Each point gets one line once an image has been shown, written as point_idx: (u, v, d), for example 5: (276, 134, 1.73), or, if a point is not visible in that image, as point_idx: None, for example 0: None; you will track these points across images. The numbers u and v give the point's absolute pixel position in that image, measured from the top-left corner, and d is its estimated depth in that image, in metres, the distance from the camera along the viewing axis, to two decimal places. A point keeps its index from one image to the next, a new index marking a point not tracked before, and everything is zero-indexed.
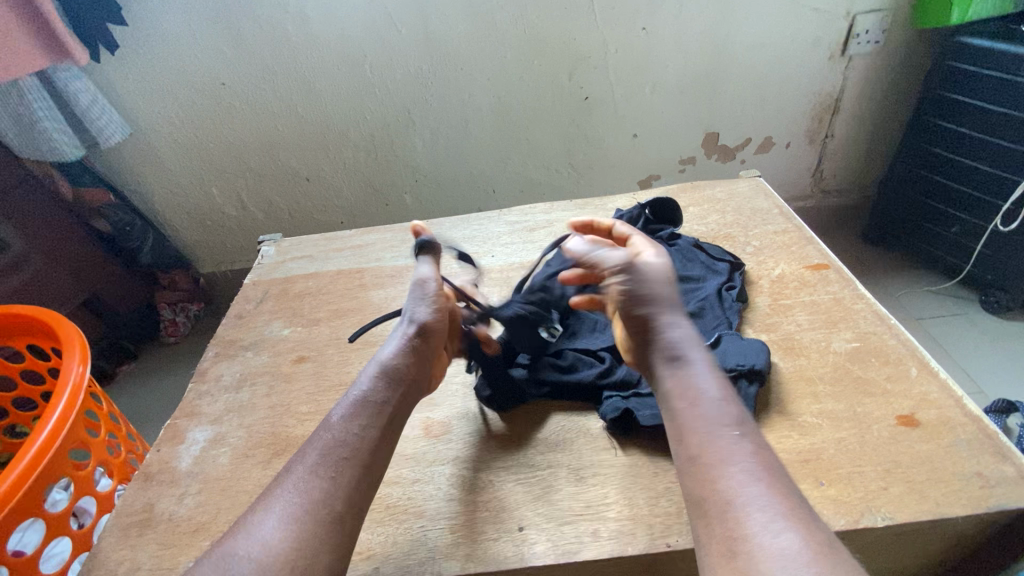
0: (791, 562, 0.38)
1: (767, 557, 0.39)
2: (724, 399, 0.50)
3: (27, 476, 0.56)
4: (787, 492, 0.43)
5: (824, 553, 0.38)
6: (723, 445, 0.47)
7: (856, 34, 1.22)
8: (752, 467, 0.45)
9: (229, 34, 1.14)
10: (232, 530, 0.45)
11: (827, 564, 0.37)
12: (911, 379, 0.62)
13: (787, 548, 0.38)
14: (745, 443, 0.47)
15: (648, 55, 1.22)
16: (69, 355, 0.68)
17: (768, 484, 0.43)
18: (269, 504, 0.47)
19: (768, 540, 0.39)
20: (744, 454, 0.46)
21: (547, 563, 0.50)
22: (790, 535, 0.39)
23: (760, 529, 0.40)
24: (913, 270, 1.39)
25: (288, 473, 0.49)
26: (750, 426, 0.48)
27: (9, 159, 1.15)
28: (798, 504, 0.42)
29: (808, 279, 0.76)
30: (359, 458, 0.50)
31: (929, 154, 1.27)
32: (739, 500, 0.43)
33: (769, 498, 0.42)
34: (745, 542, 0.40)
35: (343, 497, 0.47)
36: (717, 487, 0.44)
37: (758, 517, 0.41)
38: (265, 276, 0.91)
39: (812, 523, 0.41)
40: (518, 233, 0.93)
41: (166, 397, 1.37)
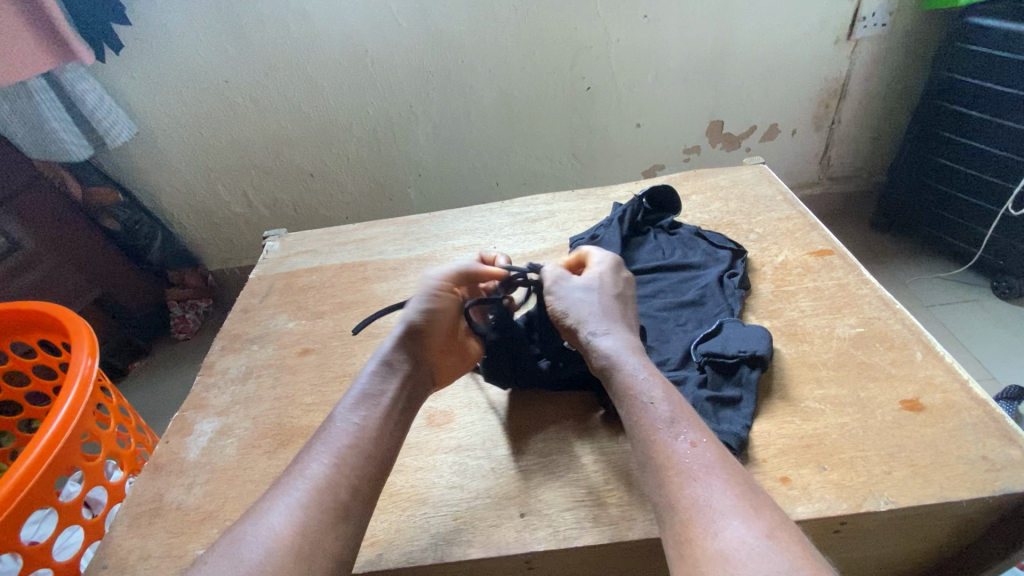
0: (742, 557, 0.38)
1: (719, 554, 0.39)
2: (664, 399, 0.49)
3: (39, 465, 0.57)
4: (738, 484, 0.43)
5: (766, 544, 0.39)
6: (661, 446, 0.46)
7: (863, 17, 1.20)
8: (691, 463, 0.45)
9: (231, 31, 1.14)
10: (244, 518, 0.46)
11: (770, 557, 0.38)
12: (916, 363, 0.62)
13: (738, 542, 0.39)
14: (682, 439, 0.46)
15: (650, 43, 1.21)
16: (78, 349, 0.69)
17: (709, 481, 0.43)
18: (272, 492, 0.48)
19: (713, 542, 0.40)
20: (676, 449, 0.46)
21: (548, 548, 0.50)
22: (733, 533, 0.40)
23: (701, 532, 0.41)
24: (924, 257, 1.37)
25: (292, 463, 0.50)
26: (686, 418, 0.48)
27: (17, 160, 1.17)
28: (738, 493, 0.43)
29: (811, 265, 0.76)
30: (366, 450, 0.51)
31: (940, 138, 1.25)
32: (684, 504, 0.43)
33: (711, 494, 0.43)
34: (693, 546, 0.40)
35: (347, 484, 0.48)
36: (664, 492, 0.45)
37: (701, 520, 0.41)
38: (270, 271, 0.92)
39: (755, 513, 0.41)
40: (520, 224, 0.93)
41: (178, 392, 1.39)
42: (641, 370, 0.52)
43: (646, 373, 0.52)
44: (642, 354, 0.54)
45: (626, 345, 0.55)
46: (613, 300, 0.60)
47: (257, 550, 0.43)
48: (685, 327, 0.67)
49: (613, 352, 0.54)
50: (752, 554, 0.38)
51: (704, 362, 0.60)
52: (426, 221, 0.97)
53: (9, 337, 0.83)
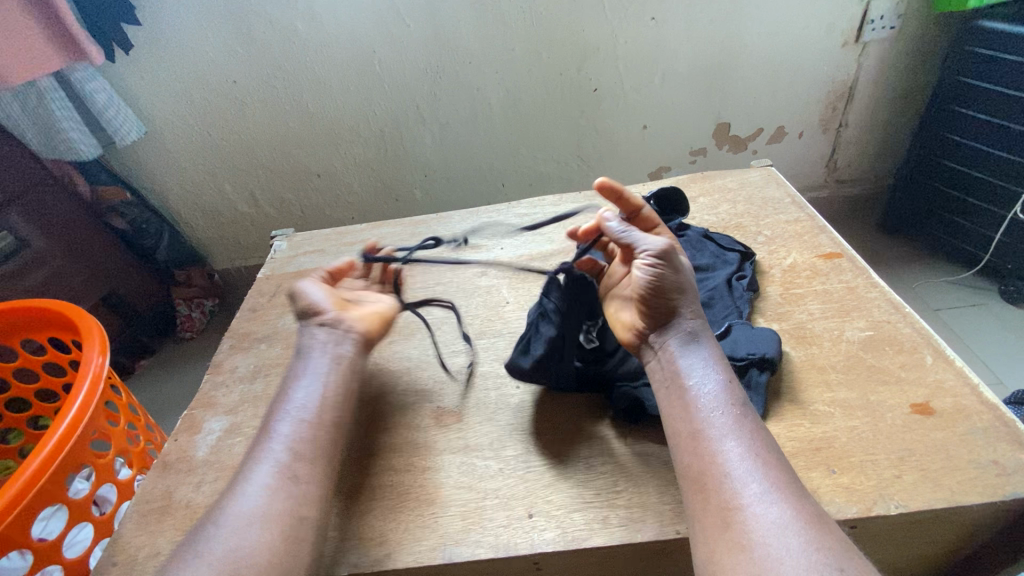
0: (787, 530, 0.40)
1: (765, 525, 0.41)
2: (728, 382, 0.51)
3: (50, 462, 0.57)
4: (783, 468, 0.45)
5: (811, 524, 0.41)
6: (720, 423, 0.48)
7: (871, 20, 1.20)
8: (748, 444, 0.46)
9: (240, 32, 1.15)
10: (212, 510, 0.49)
11: (813, 535, 0.40)
12: (927, 367, 0.61)
13: (783, 517, 0.41)
14: (743, 422, 0.48)
15: (658, 45, 1.21)
16: (89, 346, 0.69)
17: (760, 459, 0.45)
18: (241, 479, 0.51)
19: (760, 513, 0.42)
20: (732, 428, 0.47)
21: (556, 550, 0.50)
22: (780, 509, 0.42)
23: (750, 502, 0.42)
24: (930, 260, 1.36)
25: (254, 449, 0.53)
26: (744, 403, 0.50)
27: (27, 160, 1.17)
28: (788, 479, 0.44)
29: (820, 268, 0.76)
30: (308, 420, 0.54)
31: (948, 141, 1.24)
32: (735, 475, 0.44)
33: (763, 474, 0.44)
34: (740, 514, 0.42)
35: (295, 455, 0.52)
36: (714, 462, 0.46)
37: (750, 491, 0.43)
38: (277, 270, 0.93)
39: (799, 495, 0.43)
40: (527, 225, 0.93)
41: (184, 390, 1.40)
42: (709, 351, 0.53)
43: (713, 357, 0.53)
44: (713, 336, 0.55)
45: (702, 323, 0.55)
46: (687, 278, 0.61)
47: (226, 543, 0.46)
48: None
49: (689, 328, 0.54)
50: (796, 529, 0.40)
51: None
52: (433, 221, 0.98)
53: (19, 334, 0.83)
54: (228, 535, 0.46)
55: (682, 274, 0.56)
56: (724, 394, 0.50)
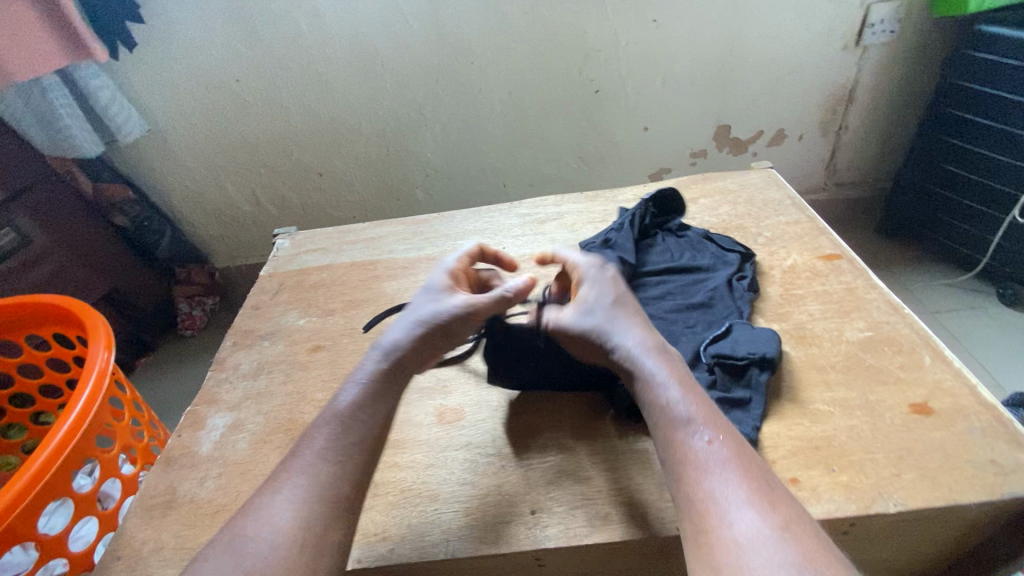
0: (756, 548, 0.39)
1: (734, 544, 0.40)
2: (682, 397, 0.49)
3: (56, 456, 0.58)
4: (754, 480, 0.44)
5: (782, 536, 0.40)
6: (678, 444, 0.47)
7: (871, 24, 1.21)
8: (711, 459, 0.45)
9: (243, 31, 1.15)
10: (247, 515, 0.47)
11: (784, 549, 0.39)
12: (925, 368, 0.62)
13: (751, 534, 0.40)
14: (703, 439, 0.47)
15: (660, 47, 1.22)
16: (94, 342, 0.69)
17: (726, 475, 0.44)
18: (268, 487, 0.48)
19: (728, 532, 0.41)
20: (697, 446, 0.46)
21: (559, 546, 0.51)
22: (749, 525, 0.41)
23: (715, 523, 0.42)
24: (928, 263, 1.37)
25: (289, 456, 0.50)
26: (704, 416, 0.48)
27: (30, 156, 1.18)
28: (754, 488, 0.43)
29: (820, 269, 0.76)
30: (354, 432, 0.51)
31: (947, 145, 1.25)
32: (701, 497, 0.44)
33: (729, 489, 0.43)
34: (710, 537, 0.41)
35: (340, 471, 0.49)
36: (679, 484, 0.45)
37: (716, 513, 0.42)
38: (280, 268, 0.93)
39: (771, 506, 0.42)
40: (529, 225, 0.94)
41: (185, 387, 1.40)
42: (658, 369, 0.52)
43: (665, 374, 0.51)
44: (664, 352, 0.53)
45: (646, 343, 0.54)
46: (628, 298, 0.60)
47: (263, 554, 0.43)
48: (694, 329, 0.67)
49: (633, 352, 0.53)
50: (765, 546, 0.39)
51: (715, 364, 0.61)
52: (436, 220, 0.98)
53: (23, 330, 0.83)
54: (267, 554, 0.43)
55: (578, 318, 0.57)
56: (677, 411, 0.49)
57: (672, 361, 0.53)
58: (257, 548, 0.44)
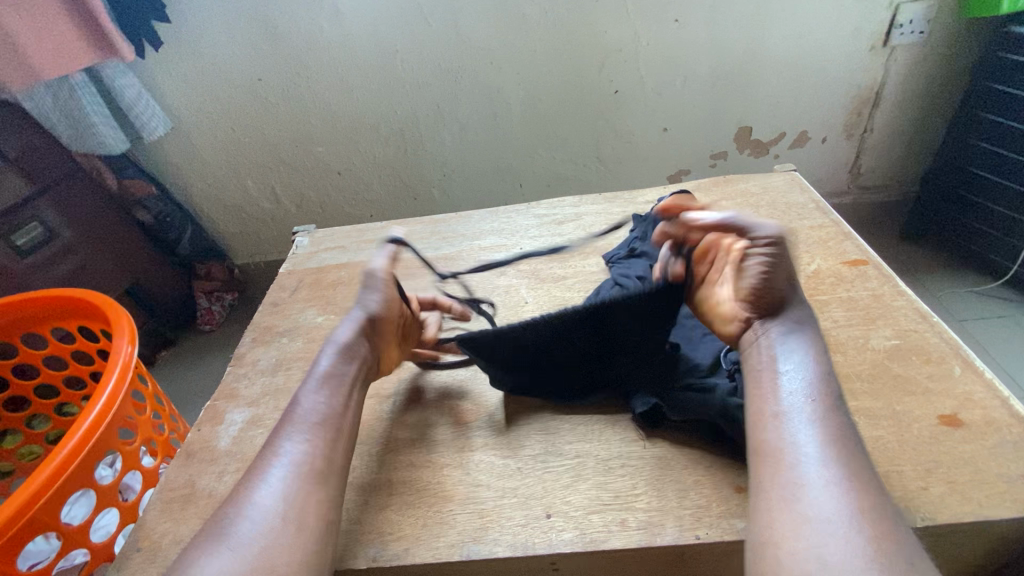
0: (853, 518, 0.40)
1: (832, 508, 0.41)
2: (811, 377, 0.50)
3: (80, 448, 0.59)
4: (861, 462, 0.45)
5: (881, 517, 0.41)
6: (796, 413, 0.48)
7: (900, 24, 1.18)
8: (824, 439, 0.46)
9: (266, 30, 1.17)
10: (230, 503, 0.49)
11: (881, 529, 0.40)
12: (955, 378, 0.60)
13: (851, 507, 0.41)
14: (827, 411, 0.48)
15: (681, 47, 1.20)
16: (118, 336, 0.70)
17: (838, 449, 0.45)
18: (252, 475, 0.51)
19: (828, 496, 0.42)
20: (817, 417, 0.47)
21: (575, 550, 0.50)
22: (853, 499, 0.42)
23: (809, 488, 0.43)
24: (955, 269, 1.34)
25: (266, 447, 0.54)
26: (831, 395, 0.49)
27: (57, 151, 1.20)
28: (864, 473, 0.44)
29: (845, 275, 0.75)
30: (330, 421, 0.56)
31: (977, 149, 1.22)
32: (803, 462, 0.45)
33: (837, 462, 0.44)
34: (807, 493, 0.43)
35: (318, 454, 0.53)
36: (784, 446, 0.46)
37: (824, 477, 0.43)
38: (299, 265, 0.94)
39: (874, 491, 0.43)
40: (546, 226, 0.93)
41: (204, 381, 1.42)
42: (799, 347, 0.52)
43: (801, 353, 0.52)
44: (806, 334, 0.54)
45: (793, 324, 0.54)
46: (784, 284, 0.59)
47: (253, 529, 0.46)
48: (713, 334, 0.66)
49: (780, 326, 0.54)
50: (861, 520, 0.40)
51: (735, 370, 0.59)
52: (453, 220, 0.98)
53: (50, 323, 0.85)
54: (255, 527, 0.46)
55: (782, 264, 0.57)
56: (804, 385, 0.50)
57: (816, 346, 0.53)
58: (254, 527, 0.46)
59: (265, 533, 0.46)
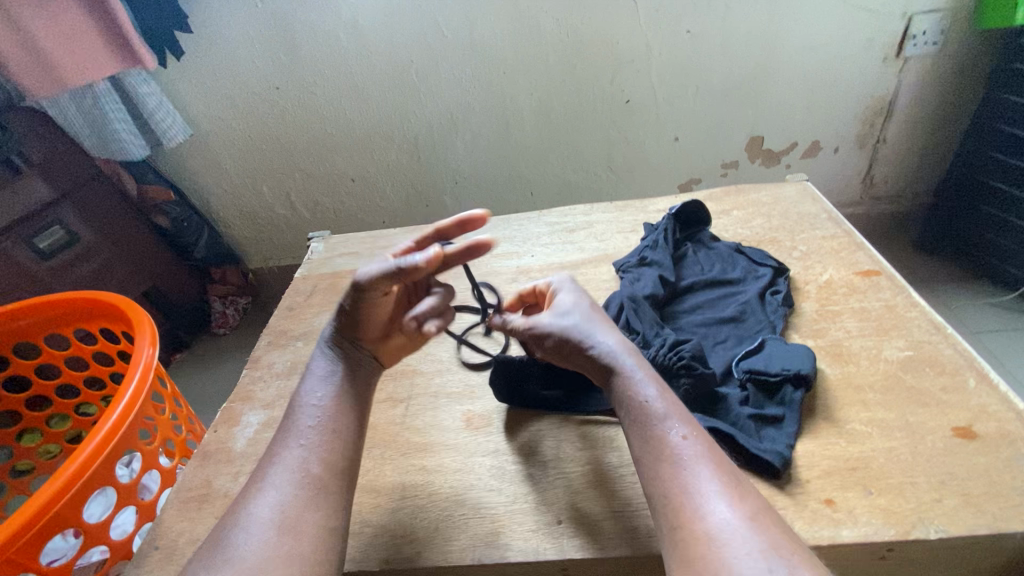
0: (732, 538, 0.40)
1: (712, 535, 0.41)
2: (658, 396, 0.50)
3: (103, 447, 0.60)
4: (722, 470, 0.45)
5: (752, 526, 0.41)
6: (657, 442, 0.47)
7: (913, 35, 1.18)
8: (686, 457, 0.46)
9: (285, 40, 1.19)
10: (231, 514, 0.50)
11: (753, 538, 0.40)
12: (969, 391, 0.60)
13: (728, 525, 0.41)
14: (676, 431, 0.48)
15: (693, 58, 1.21)
16: (140, 338, 0.72)
17: (699, 466, 0.45)
18: (254, 485, 0.52)
19: (702, 524, 0.42)
20: (675, 443, 0.47)
21: (587, 557, 0.51)
22: (722, 514, 0.42)
23: (689, 523, 0.42)
24: (970, 281, 1.33)
25: (269, 457, 0.54)
26: (678, 410, 0.50)
27: (81, 159, 1.24)
28: (727, 482, 0.44)
29: (857, 285, 0.74)
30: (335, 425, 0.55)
31: (992, 160, 1.21)
32: (683, 493, 0.44)
33: (703, 481, 0.44)
34: (685, 529, 0.42)
35: (317, 461, 0.53)
36: (658, 483, 0.46)
37: (694, 504, 0.43)
38: (314, 271, 0.95)
39: (740, 497, 0.43)
40: (558, 234, 0.94)
41: (218, 383, 1.44)
42: (637, 368, 0.52)
43: (642, 373, 0.52)
44: (638, 353, 0.54)
45: (622, 345, 0.54)
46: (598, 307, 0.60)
47: (251, 539, 0.47)
48: (724, 344, 0.67)
49: (615, 350, 0.54)
50: (740, 537, 0.40)
51: (747, 379, 0.60)
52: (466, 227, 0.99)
53: (72, 324, 0.87)
54: (254, 538, 0.47)
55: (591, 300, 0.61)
56: (655, 412, 0.49)
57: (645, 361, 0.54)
58: (252, 539, 0.47)
59: (266, 544, 0.46)
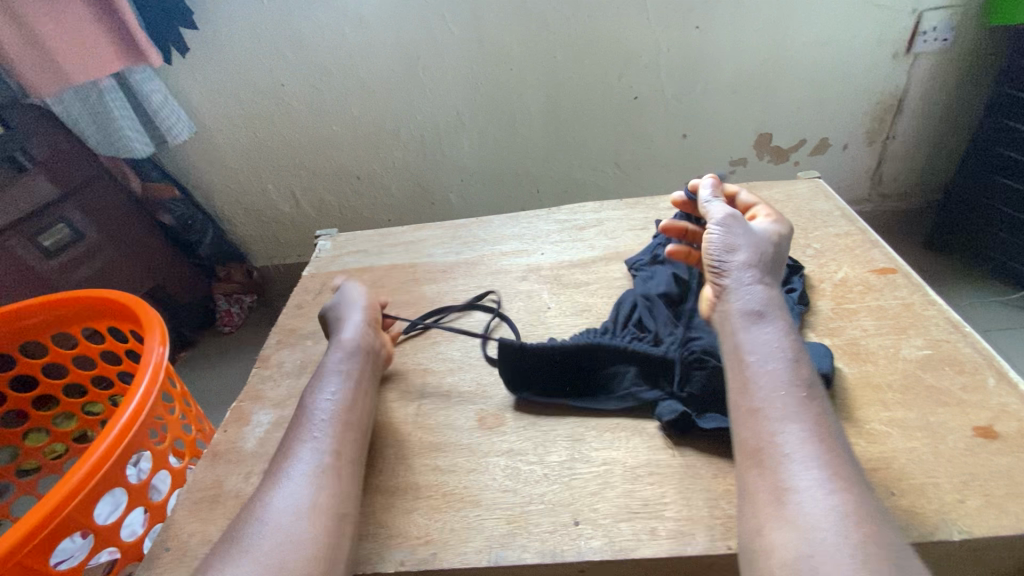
0: (841, 518, 0.39)
1: (820, 510, 0.40)
2: (789, 356, 0.50)
3: (115, 447, 0.59)
4: (839, 453, 0.44)
5: (868, 515, 0.40)
6: (777, 400, 0.47)
7: (923, 31, 1.17)
8: (808, 427, 0.45)
9: (290, 36, 1.18)
10: (249, 508, 0.49)
11: (867, 526, 0.39)
12: (990, 390, 0.59)
13: (839, 506, 0.40)
14: (808, 403, 0.47)
15: (702, 54, 1.20)
16: (149, 337, 0.71)
17: (821, 443, 0.44)
18: (270, 479, 0.51)
19: (814, 497, 0.41)
20: (801, 412, 0.46)
21: (605, 559, 0.50)
22: (838, 495, 0.41)
23: (801, 490, 0.42)
24: (980, 278, 1.32)
25: (281, 452, 0.53)
26: (811, 384, 0.48)
27: (86, 156, 1.23)
28: (846, 465, 0.43)
29: (873, 283, 0.74)
30: (344, 421, 0.57)
31: (1003, 157, 1.20)
32: (789, 456, 0.44)
33: (821, 458, 0.43)
34: (793, 496, 0.41)
35: (333, 454, 0.53)
36: (772, 441, 0.45)
37: (807, 475, 0.42)
38: (322, 269, 0.95)
39: (856, 485, 0.42)
40: (568, 231, 0.93)
41: (223, 382, 1.44)
42: (771, 321, 0.52)
43: (775, 328, 0.52)
44: (783, 313, 0.54)
45: (772, 300, 0.54)
46: (773, 261, 0.60)
47: (278, 528, 0.46)
48: None
49: (754, 293, 0.54)
50: (851, 520, 0.39)
51: None
52: (474, 225, 0.99)
53: (79, 323, 0.87)
54: (282, 528, 0.46)
55: (776, 252, 0.61)
56: (789, 375, 0.48)
57: (787, 319, 0.53)
58: (279, 527, 0.46)
59: (295, 532, 0.46)
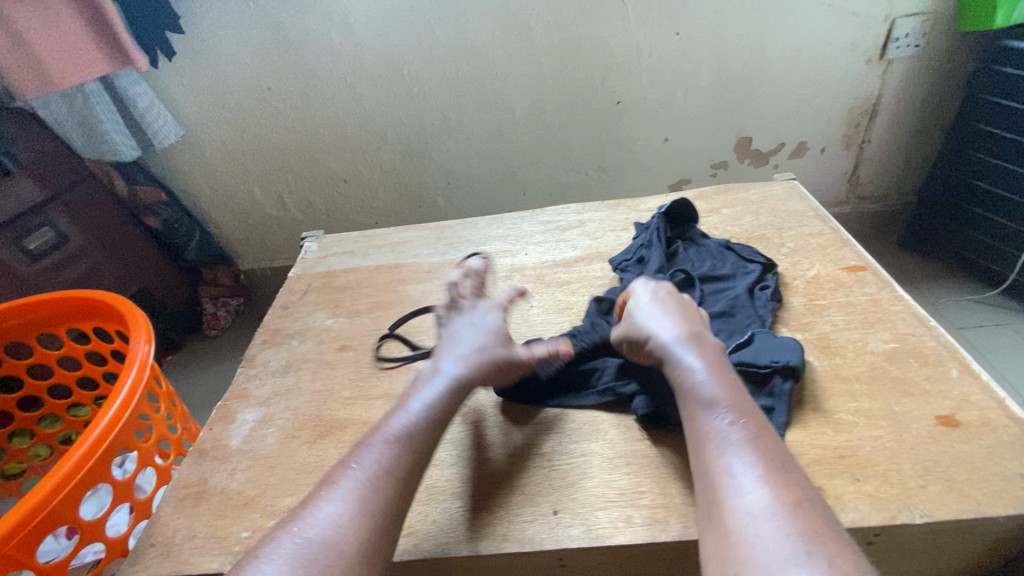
0: (762, 519, 0.41)
1: (741, 515, 0.42)
2: (708, 381, 0.51)
3: (97, 446, 0.60)
4: (768, 458, 0.45)
5: (791, 511, 0.41)
6: (703, 425, 0.49)
7: (895, 38, 1.21)
8: (729, 436, 0.47)
9: (278, 39, 1.19)
10: (291, 521, 0.47)
11: (787, 525, 0.40)
12: (952, 381, 0.62)
13: (760, 507, 0.42)
14: (726, 416, 0.49)
15: (682, 59, 1.23)
16: (134, 337, 0.72)
17: (745, 450, 0.46)
18: (321, 491, 0.49)
19: (737, 501, 0.43)
20: (723, 425, 0.48)
21: (582, 546, 0.52)
22: (758, 497, 0.42)
23: (727, 498, 0.44)
24: (954, 277, 1.35)
25: (343, 464, 0.51)
26: (735, 398, 0.50)
27: (71, 159, 1.23)
28: (775, 469, 0.44)
29: (844, 280, 0.76)
30: (412, 443, 0.53)
31: (973, 159, 1.24)
32: (718, 471, 0.46)
33: (745, 465, 0.45)
34: (721, 506, 0.44)
35: (389, 476, 0.50)
36: (700, 460, 0.47)
37: (730, 484, 0.44)
38: (308, 270, 0.96)
39: (783, 486, 0.43)
40: (551, 232, 0.95)
41: (210, 385, 1.44)
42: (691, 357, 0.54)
43: (698, 363, 0.53)
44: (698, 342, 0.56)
45: (680, 338, 0.56)
46: (671, 302, 0.62)
47: (313, 550, 0.44)
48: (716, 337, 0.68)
49: (673, 337, 0.56)
50: (772, 520, 0.41)
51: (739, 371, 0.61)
52: (459, 226, 1.00)
53: (65, 324, 0.87)
54: (318, 550, 0.43)
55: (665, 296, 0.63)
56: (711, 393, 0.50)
57: (707, 352, 0.55)
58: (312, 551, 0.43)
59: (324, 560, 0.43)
